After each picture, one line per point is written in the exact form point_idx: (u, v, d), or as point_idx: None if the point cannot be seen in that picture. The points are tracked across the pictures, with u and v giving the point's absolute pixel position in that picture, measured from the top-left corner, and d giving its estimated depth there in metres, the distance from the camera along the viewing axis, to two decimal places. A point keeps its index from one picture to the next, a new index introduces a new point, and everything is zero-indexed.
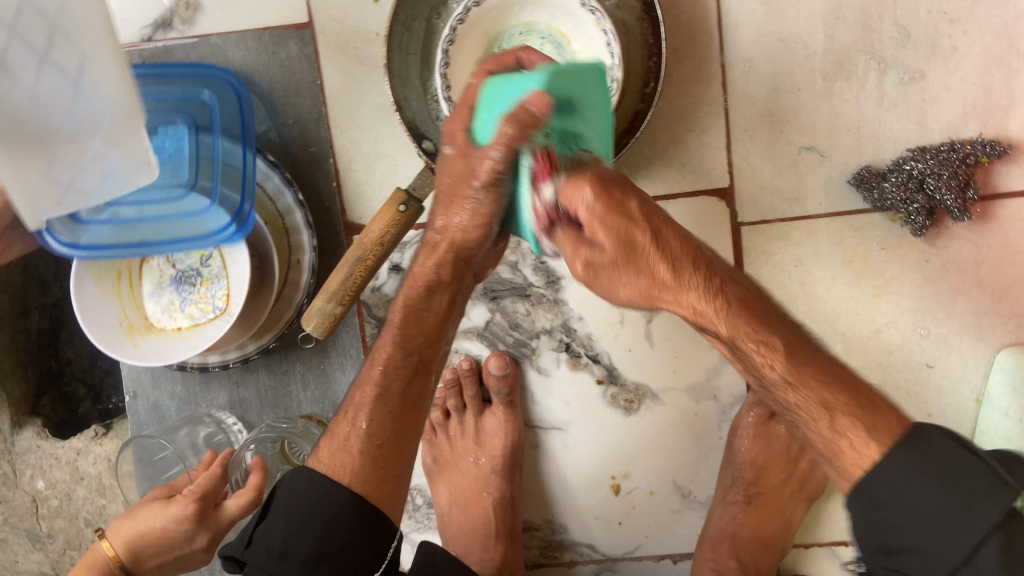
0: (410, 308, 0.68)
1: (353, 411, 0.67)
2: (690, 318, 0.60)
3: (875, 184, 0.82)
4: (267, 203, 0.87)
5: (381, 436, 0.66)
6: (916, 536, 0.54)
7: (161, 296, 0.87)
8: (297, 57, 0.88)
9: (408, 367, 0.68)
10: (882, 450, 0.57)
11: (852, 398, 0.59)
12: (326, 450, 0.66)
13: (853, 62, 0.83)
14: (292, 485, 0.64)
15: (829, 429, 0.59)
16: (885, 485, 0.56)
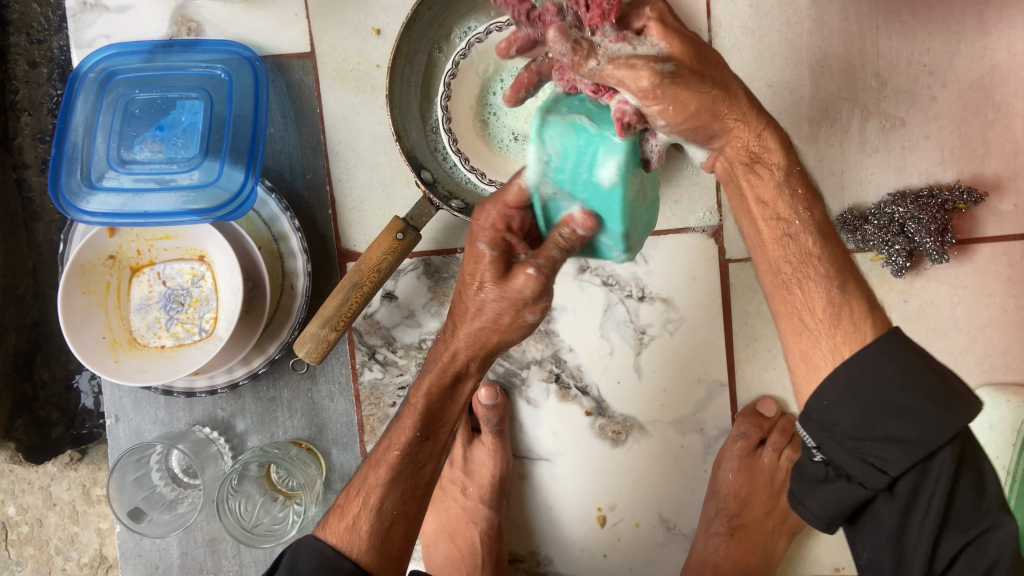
0: (433, 398, 0.64)
1: (364, 490, 0.65)
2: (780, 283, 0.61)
3: (858, 225, 0.85)
4: (262, 228, 0.87)
5: (388, 520, 0.64)
6: (875, 428, 0.56)
7: (148, 310, 0.86)
8: (298, 84, 0.90)
9: (425, 452, 0.65)
10: (873, 327, 0.59)
11: (858, 301, 0.60)
12: (334, 526, 0.65)
13: (838, 108, 0.87)
14: (297, 557, 0.63)
15: (814, 306, 0.60)
16: (866, 372, 0.57)
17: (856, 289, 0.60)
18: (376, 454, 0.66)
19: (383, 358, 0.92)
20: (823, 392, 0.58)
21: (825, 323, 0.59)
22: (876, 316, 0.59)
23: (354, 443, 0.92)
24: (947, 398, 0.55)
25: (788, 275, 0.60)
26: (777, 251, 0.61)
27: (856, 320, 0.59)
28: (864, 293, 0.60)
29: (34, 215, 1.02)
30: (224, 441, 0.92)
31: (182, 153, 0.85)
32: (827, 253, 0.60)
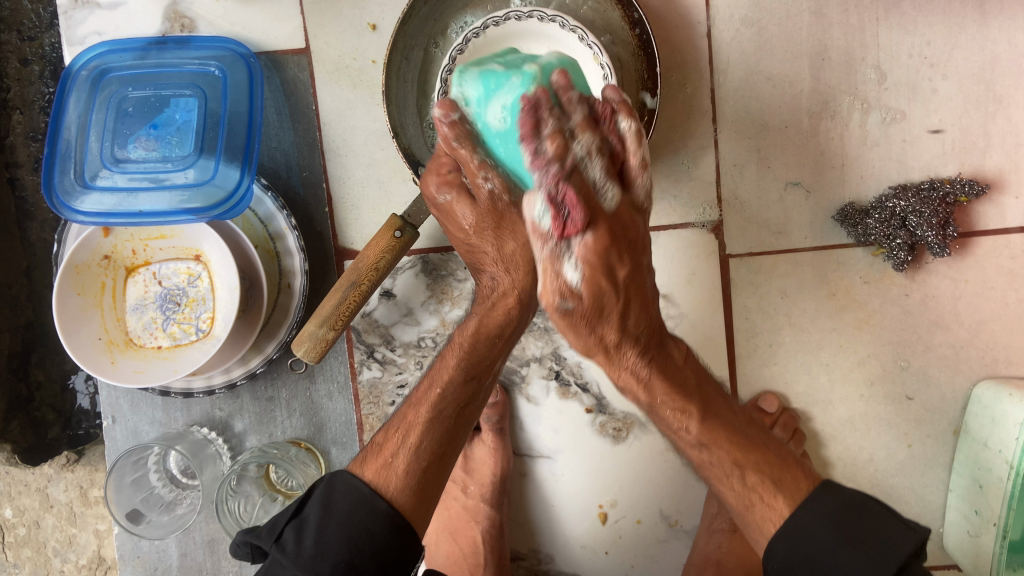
0: (479, 336, 0.70)
1: (404, 429, 0.67)
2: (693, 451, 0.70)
3: (859, 220, 0.84)
4: (258, 226, 0.86)
5: (426, 459, 0.66)
6: (826, 569, 0.62)
7: (144, 311, 0.85)
8: (293, 81, 0.89)
9: (466, 392, 0.69)
10: (785, 506, 0.66)
11: (761, 456, 0.68)
12: (371, 463, 0.66)
13: (837, 101, 0.86)
14: (335, 489, 0.64)
15: (741, 484, 0.68)
16: (798, 527, 0.64)
17: (722, 432, 0.69)
18: (418, 398, 0.69)
19: (382, 357, 0.91)
20: (772, 554, 0.65)
21: (736, 490, 0.68)
22: (808, 468, 0.69)
23: (353, 442, 0.92)
24: (873, 539, 0.62)
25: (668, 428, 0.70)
26: (657, 387, 0.69)
27: (768, 502, 0.66)
28: (777, 466, 0.68)
29: (27, 215, 1.00)
30: (222, 441, 0.92)
31: (176, 151, 0.84)
32: (703, 431, 0.69)
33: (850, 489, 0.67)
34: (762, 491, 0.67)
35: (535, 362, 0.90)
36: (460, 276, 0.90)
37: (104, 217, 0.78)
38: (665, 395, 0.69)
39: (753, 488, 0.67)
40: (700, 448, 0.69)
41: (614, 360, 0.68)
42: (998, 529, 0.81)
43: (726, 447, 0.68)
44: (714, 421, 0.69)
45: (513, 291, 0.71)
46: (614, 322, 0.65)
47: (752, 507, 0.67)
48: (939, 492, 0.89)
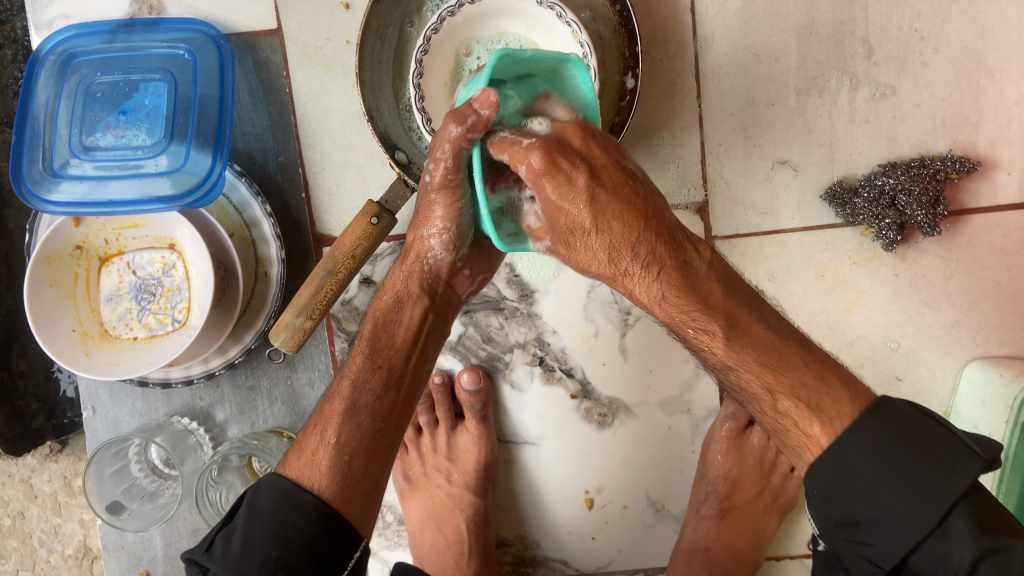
0: (380, 320, 0.71)
1: (323, 424, 0.67)
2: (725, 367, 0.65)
3: (847, 199, 0.82)
4: (233, 213, 0.84)
5: (349, 451, 0.65)
6: (866, 513, 0.58)
7: (119, 302, 0.83)
8: (265, 63, 0.86)
9: (378, 380, 0.68)
10: (852, 413, 0.61)
11: (827, 394, 0.61)
12: (295, 462, 0.66)
13: (825, 77, 0.83)
14: (259, 490, 0.64)
15: (773, 407, 0.64)
16: (838, 459, 0.59)
17: (746, 337, 0.63)
18: (331, 396, 0.69)
19: None
20: (811, 480, 0.61)
21: (806, 430, 0.62)
22: (868, 388, 0.63)
23: None
24: (941, 459, 0.57)
25: (727, 361, 0.64)
26: (673, 304, 0.63)
27: (834, 407, 0.61)
28: (829, 392, 0.61)
29: (2, 202, 0.98)
30: (203, 431, 0.90)
31: (146, 137, 0.82)
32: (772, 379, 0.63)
33: (912, 412, 0.60)
34: (796, 417, 0.62)
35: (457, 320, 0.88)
36: None
37: (72, 207, 0.76)
38: (671, 295, 0.62)
39: (786, 413, 0.63)
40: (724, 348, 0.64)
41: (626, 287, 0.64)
42: None
43: (788, 387, 0.62)
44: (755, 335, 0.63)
45: (416, 283, 0.71)
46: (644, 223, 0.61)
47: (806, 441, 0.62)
48: None
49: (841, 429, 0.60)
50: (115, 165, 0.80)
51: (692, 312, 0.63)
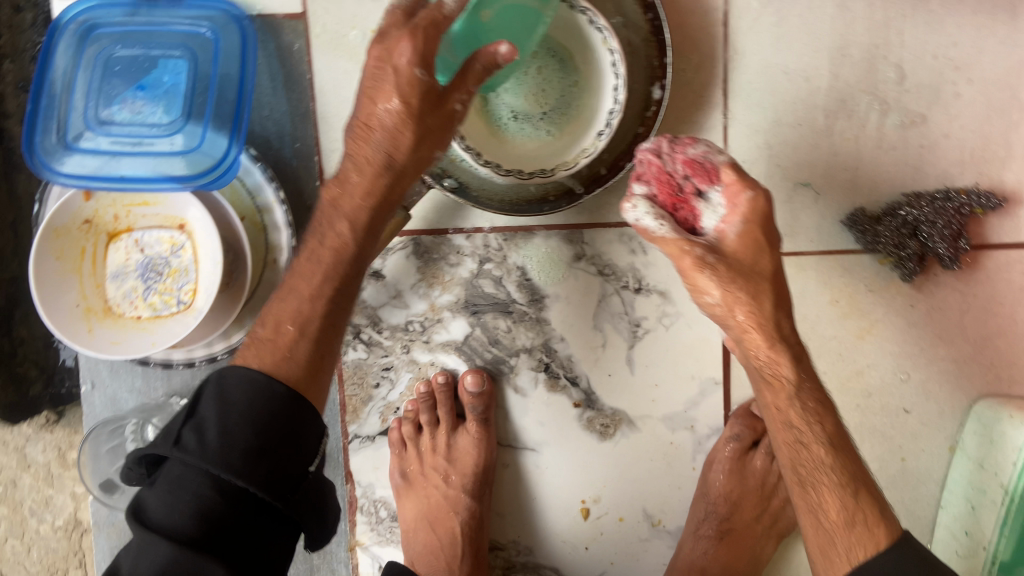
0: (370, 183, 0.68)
1: (283, 323, 0.67)
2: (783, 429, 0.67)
3: (869, 226, 0.81)
4: (245, 198, 0.83)
5: (314, 320, 0.68)
6: None
7: (124, 279, 0.81)
8: (288, 48, 0.85)
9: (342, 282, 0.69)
10: (885, 538, 0.64)
11: (871, 497, 0.65)
12: (263, 355, 0.65)
13: (856, 101, 0.82)
14: (225, 382, 0.63)
15: (844, 506, 0.65)
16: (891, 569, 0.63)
17: (814, 398, 0.67)
18: (280, 296, 0.69)
19: (368, 338, 0.89)
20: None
21: (839, 529, 0.65)
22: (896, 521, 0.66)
23: (335, 422, 0.90)
24: None
25: (794, 421, 0.66)
26: (767, 352, 0.66)
27: (869, 527, 0.64)
28: (880, 508, 0.65)
29: (12, 167, 0.96)
30: None
31: (163, 114, 0.80)
32: (835, 435, 0.66)
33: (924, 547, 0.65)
34: (827, 501, 0.65)
35: (464, 320, 0.88)
36: (452, 260, 0.87)
37: (85, 181, 0.75)
38: (762, 357, 0.66)
39: (859, 511, 0.65)
40: (793, 402, 0.66)
41: (753, 353, 0.67)
42: (988, 552, 0.79)
43: (848, 457, 0.66)
44: (836, 428, 0.67)
45: (363, 188, 0.68)
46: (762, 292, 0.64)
47: (852, 526, 0.64)
48: (930, 508, 0.87)
49: (874, 549, 0.63)
50: (130, 141, 0.79)
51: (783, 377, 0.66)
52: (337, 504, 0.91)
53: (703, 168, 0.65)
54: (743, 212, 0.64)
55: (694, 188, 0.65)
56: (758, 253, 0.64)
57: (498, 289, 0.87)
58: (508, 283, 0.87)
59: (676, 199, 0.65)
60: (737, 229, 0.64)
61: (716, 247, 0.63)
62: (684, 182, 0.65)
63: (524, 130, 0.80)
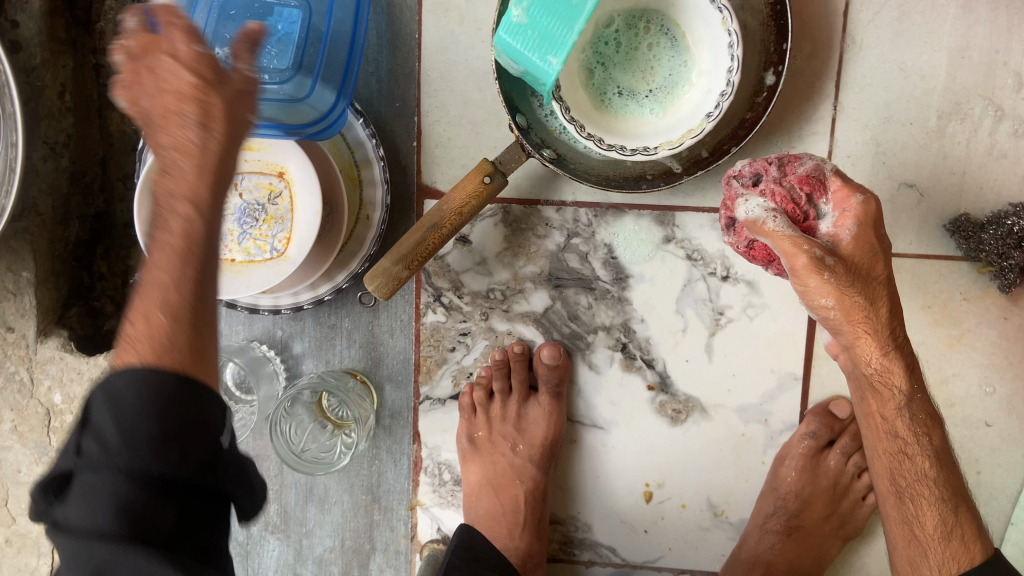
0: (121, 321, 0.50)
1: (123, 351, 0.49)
2: (886, 438, 0.69)
3: (973, 233, 0.79)
4: (344, 151, 0.84)
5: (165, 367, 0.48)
6: None
7: (222, 221, 0.82)
8: (398, 6, 0.85)
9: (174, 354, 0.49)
10: (981, 553, 0.68)
11: (967, 520, 0.69)
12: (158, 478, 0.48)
13: (970, 104, 0.80)
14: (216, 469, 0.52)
15: (942, 522, 0.68)
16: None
17: (925, 413, 0.68)
18: (143, 287, 0.52)
19: (448, 302, 0.89)
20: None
21: (935, 541, 0.68)
22: (987, 539, 0.69)
23: (408, 381, 0.91)
24: None
25: (901, 433, 0.68)
26: (882, 360, 0.65)
27: (965, 544, 0.68)
28: (976, 527, 0.69)
29: (107, 103, 0.94)
30: (280, 361, 0.90)
31: (268, 62, 0.76)
32: (939, 448, 0.69)
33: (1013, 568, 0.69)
34: (920, 509, 0.69)
35: (545, 292, 0.88)
36: (540, 232, 0.87)
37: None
38: (873, 364, 0.65)
39: (953, 532, 0.68)
40: (902, 413, 0.68)
41: (867, 364, 0.66)
42: None
43: (950, 473, 0.69)
44: (942, 442, 0.69)
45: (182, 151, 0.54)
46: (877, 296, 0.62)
47: (949, 542, 0.68)
48: (1001, 526, 0.85)
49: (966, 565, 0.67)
50: None
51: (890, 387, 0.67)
52: (402, 462, 0.91)
53: (812, 185, 0.63)
54: (854, 215, 0.62)
55: (812, 208, 0.63)
56: (873, 261, 0.62)
57: (583, 264, 0.87)
58: (594, 260, 0.87)
59: (796, 222, 0.62)
60: (850, 236, 0.62)
61: (833, 249, 0.61)
62: (804, 188, 0.63)
63: (629, 106, 0.80)
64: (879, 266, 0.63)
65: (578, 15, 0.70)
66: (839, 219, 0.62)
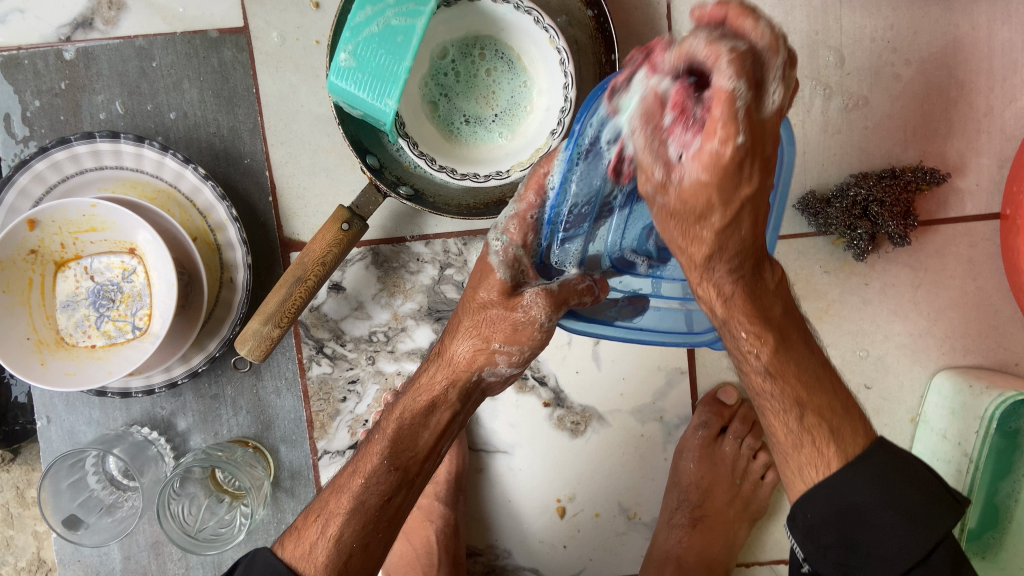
0: (406, 422, 0.65)
1: (326, 515, 0.63)
2: (718, 300, 0.58)
3: (820, 209, 0.82)
4: (196, 217, 0.81)
5: (348, 550, 0.61)
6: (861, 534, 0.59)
7: (76, 309, 0.80)
8: (230, 63, 0.83)
9: (391, 481, 0.63)
10: (838, 459, 0.60)
11: (823, 399, 0.61)
12: (292, 543, 0.63)
13: (799, 87, 0.84)
14: (256, 563, 0.62)
15: (796, 422, 0.61)
16: (845, 490, 0.59)
17: (778, 347, 0.60)
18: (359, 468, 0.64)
19: (332, 352, 0.88)
20: (806, 504, 0.61)
21: (791, 444, 0.62)
22: (865, 429, 0.62)
23: (303, 440, 0.88)
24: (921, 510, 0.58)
25: (717, 285, 0.57)
26: (742, 312, 0.58)
27: (821, 448, 0.60)
28: (839, 413, 0.61)
29: None
30: (163, 442, 0.87)
31: None
32: (773, 361, 0.60)
33: (900, 452, 0.61)
34: (782, 426, 0.62)
35: (428, 327, 0.88)
36: (413, 268, 0.87)
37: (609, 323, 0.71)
38: (735, 268, 0.55)
39: (808, 431, 0.61)
40: (710, 272, 0.55)
41: (694, 279, 0.57)
42: None
43: (791, 381, 0.61)
44: (781, 353, 0.60)
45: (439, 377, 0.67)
46: (711, 230, 0.50)
47: (803, 449, 0.61)
48: None
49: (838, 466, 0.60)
50: None
51: (706, 202, 0.48)
52: None
53: None
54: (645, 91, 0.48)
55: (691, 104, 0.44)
56: (713, 205, 0.48)
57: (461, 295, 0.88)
58: None
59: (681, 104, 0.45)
60: (697, 174, 0.46)
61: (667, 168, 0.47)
62: None
63: (478, 132, 0.80)
64: (745, 186, 0.47)
65: (406, 50, 0.69)
66: (689, 149, 0.45)
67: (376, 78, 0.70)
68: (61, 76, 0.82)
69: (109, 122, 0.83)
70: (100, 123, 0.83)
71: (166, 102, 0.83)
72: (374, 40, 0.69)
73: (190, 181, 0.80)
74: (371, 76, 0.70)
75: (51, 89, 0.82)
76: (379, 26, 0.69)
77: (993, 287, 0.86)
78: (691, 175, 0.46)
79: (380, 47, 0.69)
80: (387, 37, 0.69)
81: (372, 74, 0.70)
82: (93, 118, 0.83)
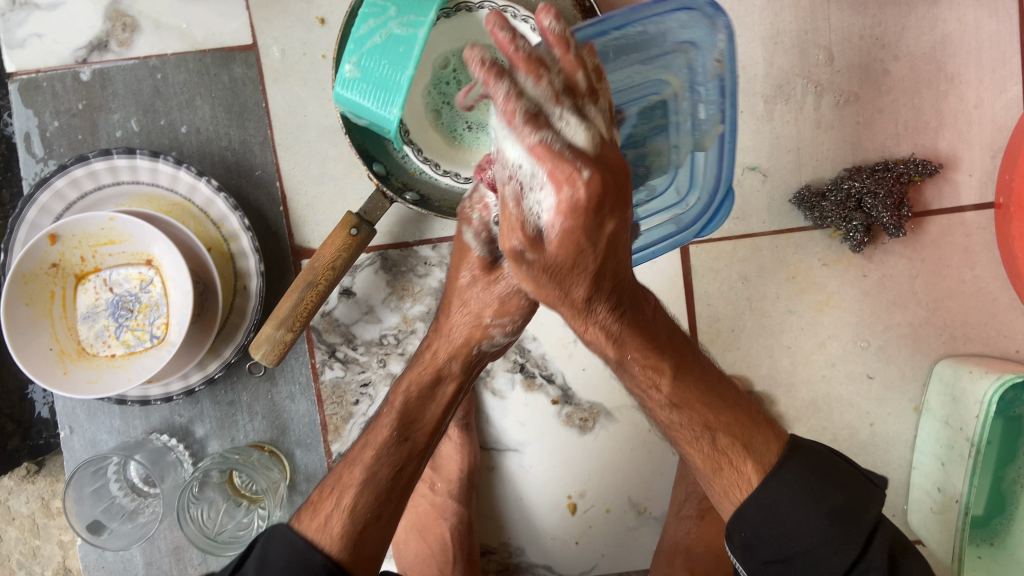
0: (413, 395, 0.69)
1: (339, 489, 0.66)
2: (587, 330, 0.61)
3: (815, 203, 0.84)
4: (210, 228, 0.84)
5: (362, 522, 0.65)
6: (795, 548, 0.63)
7: (96, 319, 0.82)
8: (239, 79, 0.86)
9: (402, 453, 0.68)
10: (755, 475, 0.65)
11: (731, 414, 0.67)
12: (308, 520, 0.65)
13: (791, 85, 0.86)
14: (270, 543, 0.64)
15: (711, 446, 0.66)
16: (770, 501, 0.64)
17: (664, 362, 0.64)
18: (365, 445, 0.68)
19: (343, 356, 0.90)
20: (740, 523, 0.66)
21: (708, 470, 0.67)
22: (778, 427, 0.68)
23: (318, 443, 0.90)
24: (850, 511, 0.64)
25: (609, 341, 0.62)
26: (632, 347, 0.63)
27: (736, 466, 0.66)
28: (749, 426, 0.67)
29: None
30: (183, 448, 0.89)
31: None
32: (674, 393, 0.65)
33: (816, 448, 0.68)
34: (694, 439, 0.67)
35: None
36: (420, 271, 0.90)
37: None
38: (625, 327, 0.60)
39: (722, 450, 0.66)
40: (592, 317, 0.58)
41: (580, 326, 0.60)
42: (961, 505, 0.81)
43: (695, 409, 0.66)
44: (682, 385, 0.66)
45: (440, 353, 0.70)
46: (586, 282, 0.53)
47: (721, 472, 0.66)
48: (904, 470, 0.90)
49: (759, 482, 0.65)
50: None
51: (584, 287, 0.53)
52: None
53: None
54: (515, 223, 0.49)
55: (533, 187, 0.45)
56: (584, 260, 0.50)
57: None
58: None
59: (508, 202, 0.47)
60: (558, 242, 0.48)
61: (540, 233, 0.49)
62: None
63: (480, 138, 0.83)
64: (604, 229, 0.48)
65: (408, 60, 0.71)
66: (558, 202, 0.45)
67: (378, 88, 0.72)
68: (78, 96, 0.85)
69: (125, 139, 0.86)
70: (117, 140, 0.86)
71: (178, 119, 0.86)
72: (376, 51, 0.72)
73: (204, 193, 0.83)
74: (373, 87, 0.72)
75: (69, 110, 0.86)
76: (381, 37, 0.72)
77: (990, 276, 0.87)
78: (553, 237, 0.48)
79: (383, 58, 0.72)
80: (389, 48, 0.72)
81: (374, 84, 0.72)
82: (109, 135, 0.86)
